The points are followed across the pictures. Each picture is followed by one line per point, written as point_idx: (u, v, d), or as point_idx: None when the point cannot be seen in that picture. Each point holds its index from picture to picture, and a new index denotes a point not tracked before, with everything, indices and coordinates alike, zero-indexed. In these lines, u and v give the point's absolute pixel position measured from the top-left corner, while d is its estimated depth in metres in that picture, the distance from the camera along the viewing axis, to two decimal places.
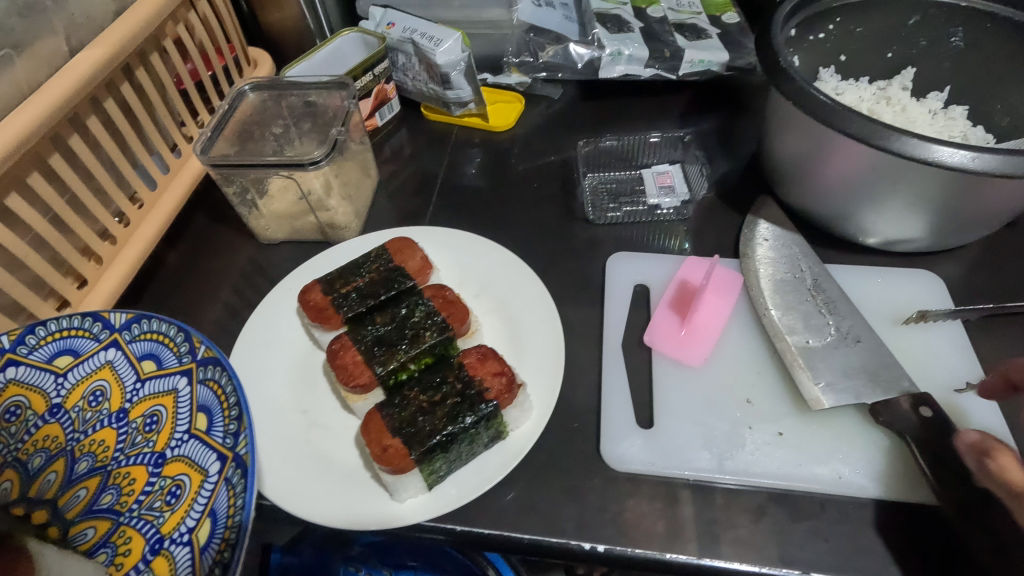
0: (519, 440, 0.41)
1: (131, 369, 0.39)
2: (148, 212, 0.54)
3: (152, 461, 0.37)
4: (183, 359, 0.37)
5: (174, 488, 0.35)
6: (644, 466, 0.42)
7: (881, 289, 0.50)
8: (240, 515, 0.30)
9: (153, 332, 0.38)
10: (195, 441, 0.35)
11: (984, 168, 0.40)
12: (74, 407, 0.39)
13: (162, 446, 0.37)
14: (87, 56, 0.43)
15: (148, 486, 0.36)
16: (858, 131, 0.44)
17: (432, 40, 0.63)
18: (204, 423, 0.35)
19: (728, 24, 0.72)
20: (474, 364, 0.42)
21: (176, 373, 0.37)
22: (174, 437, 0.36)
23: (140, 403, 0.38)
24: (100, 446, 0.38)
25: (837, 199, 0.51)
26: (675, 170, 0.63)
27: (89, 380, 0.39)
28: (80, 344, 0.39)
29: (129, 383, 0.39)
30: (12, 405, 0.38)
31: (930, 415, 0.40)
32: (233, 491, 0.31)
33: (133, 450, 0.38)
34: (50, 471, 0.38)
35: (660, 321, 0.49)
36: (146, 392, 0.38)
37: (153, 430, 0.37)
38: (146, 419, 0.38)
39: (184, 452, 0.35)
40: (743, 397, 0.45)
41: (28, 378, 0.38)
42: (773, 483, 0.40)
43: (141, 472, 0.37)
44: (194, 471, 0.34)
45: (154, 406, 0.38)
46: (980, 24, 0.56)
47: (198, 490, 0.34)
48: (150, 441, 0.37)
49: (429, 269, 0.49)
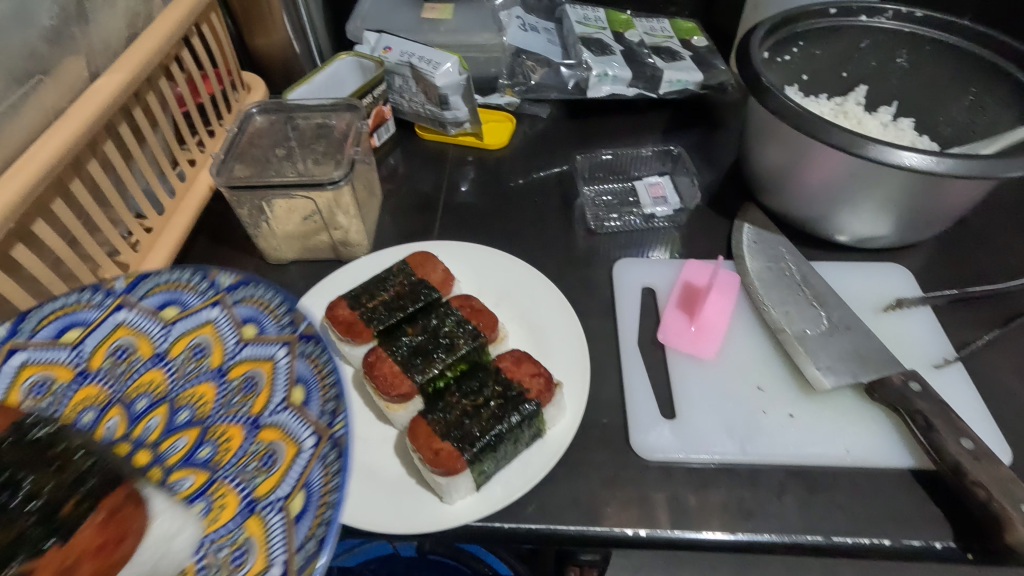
0: (557, 437, 0.44)
1: (232, 330, 0.36)
2: (157, 237, 0.53)
3: (247, 423, 0.34)
4: (282, 330, 0.35)
5: (269, 453, 0.32)
6: (673, 454, 0.45)
7: (860, 281, 0.56)
8: (336, 494, 0.27)
9: (255, 298, 0.35)
10: (291, 412, 0.32)
11: (947, 170, 0.46)
12: (177, 357, 0.36)
13: (258, 411, 0.34)
14: (110, 81, 0.43)
15: (244, 447, 0.33)
16: (838, 141, 0.49)
17: (430, 64, 0.65)
18: (301, 395, 0.32)
19: (698, 47, 0.78)
20: (510, 367, 0.44)
21: (275, 342, 0.35)
22: (271, 404, 0.33)
23: (240, 364, 0.36)
24: (200, 400, 0.36)
25: (816, 203, 0.57)
26: (666, 181, 0.69)
27: (192, 334, 0.36)
28: (187, 297, 0.36)
29: (230, 344, 0.36)
30: (120, 346, 0.36)
31: (918, 388, 0.45)
32: (327, 468, 0.28)
33: (230, 409, 0.35)
34: (154, 416, 0.36)
35: (670, 320, 0.53)
36: (246, 355, 0.35)
37: (251, 393, 0.34)
38: (246, 382, 0.35)
39: (280, 420, 0.32)
40: (755, 384, 0.49)
41: (136, 324, 0.36)
42: (789, 460, 0.44)
43: (237, 432, 0.34)
44: (288, 440, 0.31)
45: (254, 370, 0.35)
46: (921, 48, 0.64)
47: (294, 461, 0.30)
48: (247, 403, 0.34)
49: (451, 281, 0.51)
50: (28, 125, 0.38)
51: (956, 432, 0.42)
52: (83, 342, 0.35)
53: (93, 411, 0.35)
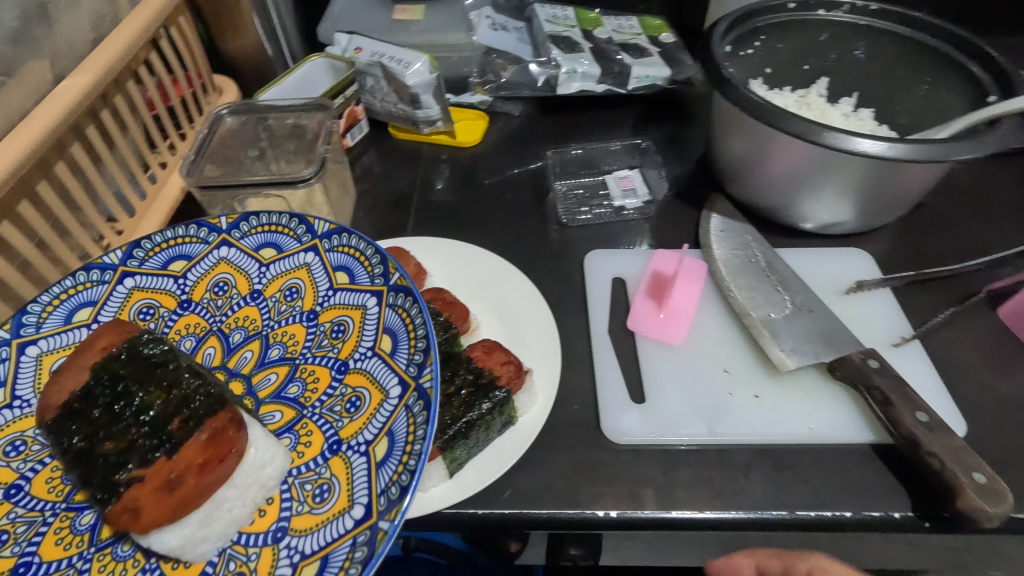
0: (528, 424, 0.45)
1: (325, 276, 0.41)
2: (128, 238, 0.53)
3: (335, 366, 0.39)
4: (374, 281, 0.39)
5: (355, 398, 0.36)
6: (643, 437, 0.46)
7: (823, 266, 0.57)
8: (420, 444, 0.30)
9: (348, 247, 0.40)
10: (377, 360, 0.36)
11: (898, 155, 0.48)
12: (272, 296, 0.43)
13: (346, 355, 0.38)
14: (76, 82, 0.43)
15: (331, 388, 0.38)
16: (795, 129, 0.50)
17: (401, 63, 0.66)
18: (388, 345, 0.36)
19: (666, 43, 0.80)
20: (481, 356, 0.45)
21: (365, 292, 0.39)
22: (358, 351, 0.38)
23: (331, 309, 0.41)
24: (291, 338, 0.42)
25: (779, 190, 0.58)
26: (635, 174, 0.69)
27: (287, 276, 0.43)
28: (285, 240, 0.43)
29: (323, 288, 0.42)
30: (222, 281, 0.44)
31: (876, 365, 0.47)
32: (412, 419, 0.32)
33: (319, 351, 0.40)
34: (248, 349, 0.42)
35: (639, 307, 0.54)
36: (337, 301, 0.40)
37: (340, 337, 0.39)
38: (334, 326, 0.40)
39: (366, 367, 0.37)
40: (721, 366, 0.50)
41: (237, 260, 0.44)
42: (755, 439, 0.45)
43: (325, 373, 0.39)
44: (374, 388, 0.35)
45: (342, 316, 0.40)
46: (877, 39, 0.66)
47: (379, 407, 0.35)
48: (336, 346, 0.39)
49: (424, 275, 0.52)
50: None
51: (911, 406, 0.43)
52: (186, 274, 0.44)
53: (193, 339, 0.43)
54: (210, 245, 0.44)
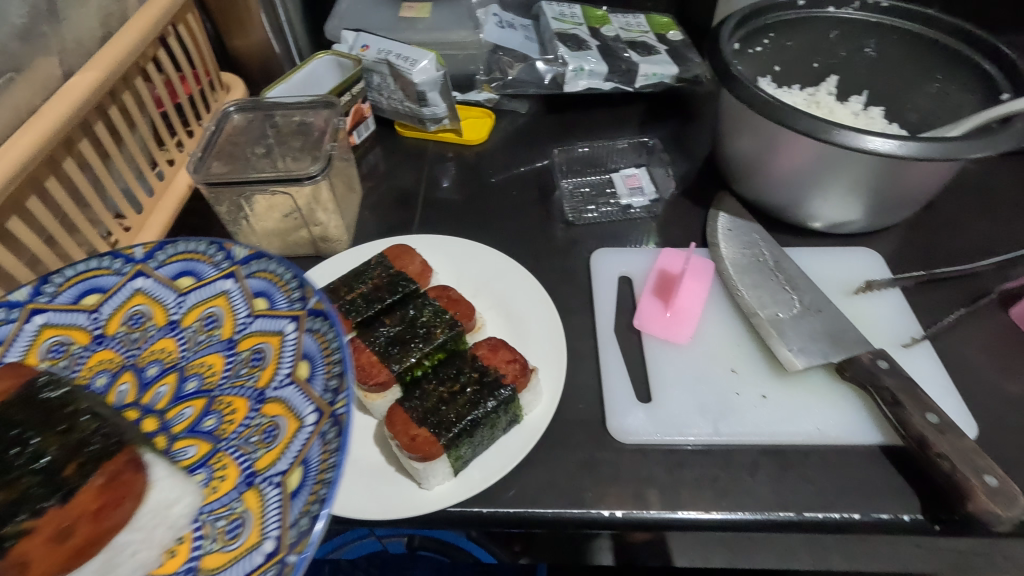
0: (534, 422, 0.44)
1: (244, 303, 0.37)
2: (136, 235, 0.53)
3: (253, 396, 0.34)
4: (293, 305, 0.35)
5: (272, 427, 0.32)
6: (649, 436, 0.45)
7: (832, 265, 0.57)
8: (333, 472, 0.27)
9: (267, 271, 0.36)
10: (295, 386, 0.33)
11: (909, 153, 0.47)
12: (190, 326, 0.38)
13: (264, 383, 0.34)
14: (84, 79, 0.43)
15: (247, 419, 0.34)
16: (804, 127, 0.50)
17: (408, 61, 0.66)
18: (306, 371, 0.32)
19: (673, 41, 0.79)
20: (487, 355, 0.45)
21: (284, 316, 0.35)
22: (277, 377, 0.34)
23: (249, 337, 0.36)
24: (208, 369, 0.37)
25: (788, 189, 0.58)
26: (643, 172, 0.68)
27: (205, 304, 0.38)
28: (202, 267, 0.38)
29: (242, 315, 0.37)
30: (137, 313, 0.38)
31: (886, 365, 0.46)
32: (326, 445, 0.29)
33: (236, 381, 0.35)
34: (163, 383, 0.37)
35: (646, 306, 0.53)
36: (256, 328, 0.36)
37: (259, 365, 0.35)
38: (254, 354, 0.36)
39: (285, 395, 0.33)
40: (729, 366, 0.50)
41: (153, 291, 0.38)
42: (762, 439, 0.45)
43: (242, 404, 0.34)
44: (291, 415, 0.32)
45: (262, 343, 0.35)
46: (888, 37, 0.66)
47: (296, 437, 0.31)
48: (255, 374, 0.35)
49: (429, 273, 0.52)
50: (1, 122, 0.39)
51: (921, 407, 0.43)
52: (100, 308, 0.37)
53: (105, 376, 0.37)
54: (125, 276, 0.38)
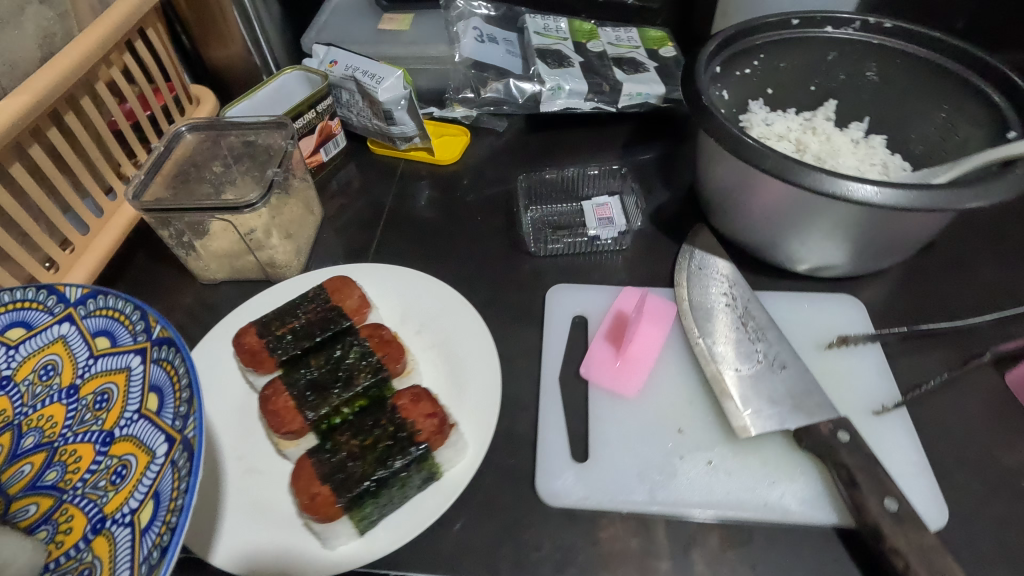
0: (454, 479, 0.41)
1: (84, 345, 0.38)
2: (79, 256, 0.53)
3: (100, 439, 0.36)
4: (137, 338, 0.36)
5: (120, 467, 0.34)
6: (578, 501, 0.42)
7: (806, 315, 0.52)
8: (182, 499, 0.28)
9: (106, 309, 0.37)
10: (145, 421, 0.34)
11: (886, 203, 0.42)
12: (25, 380, 0.38)
13: (111, 425, 0.36)
14: (10, 106, 0.43)
15: (94, 464, 0.35)
16: (772, 167, 0.45)
17: (374, 78, 0.64)
18: (155, 404, 0.34)
19: (665, 57, 0.75)
20: (407, 406, 0.42)
21: (130, 351, 0.36)
22: (124, 417, 0.35)
23: (92, 380, 0.38)
24: (49, 421, 0.38)
25: (764, 228, 0.53)
26: (614, 202, 0.64)
27: (41, 354, 0.38)
28: (34, 315, 0.38)
29: (83, 359, 0.38)
30: None
31: (847, 439, 0.42)
32: (177, 474, 0.30)
33: (82, 427, 0.37)
34: None
35: (596, 352, 0.50)
36: (99, 368, 0.37)
37: (104, 408, 0.37)
38: (97, 397, 0.37)
39: (133, 432, 0.34)
40: (675, 427, 0.46)
41: None
42: (702, 511, 0.41)
43: (87, 450, 0.36)
44: (141, 451, 0.33)
45: (106, 384, 0.37)
46: (891, 60, 0.60)
47: (146, 471, 0.32)
48: (99, 418, 0.37)
49: (367, 309, 0.49)
50: None
51: (880, 490, 0.38)
52: None
53: None
54: None
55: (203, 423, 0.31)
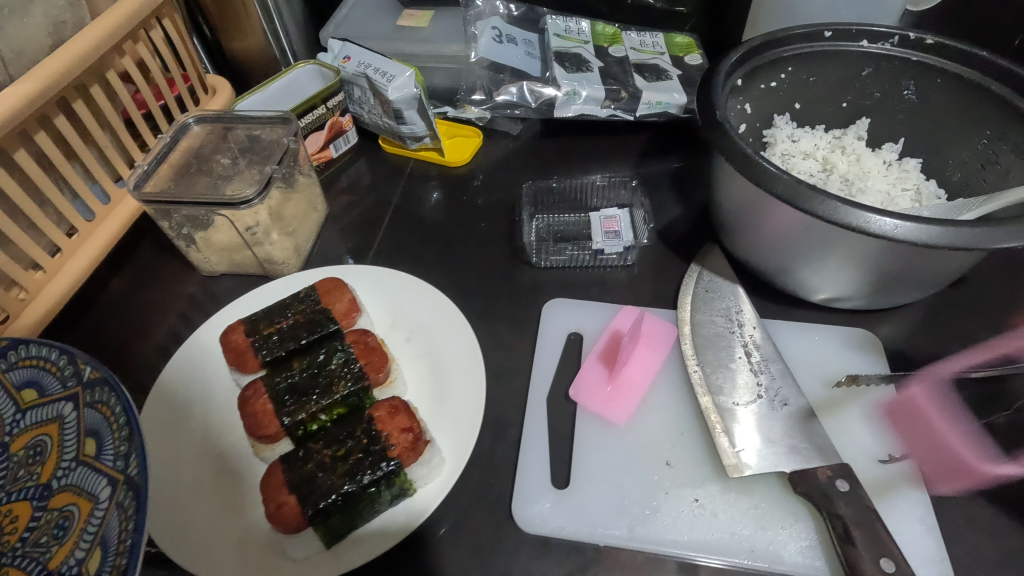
0: (423, 500, 0.39)
1: (11, 401, 0.38)
2: (82, 242, 0.53)
3: (36, 494, 0.34)
4: (65, 386, 0.36)
5: (61, 519, 0.33)
6: (554, 530, 0.40)
7: (817, 349, 0.49)
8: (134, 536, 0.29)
9: (33, 360, 0.37)
10: (81, 468, 0.34)
11: (907, 238, 0.39)
12: None
13: (47, 477, 0.35)
14: (15, 92, 0.43)
15: (30, 522, 0.33)
16: (784, 192, 0.42)
17: (385, 76, 0.63)
18: (91, 448, 0.34)
19: (690, 65, 0.72)
20: (383, 418, 0.41)
21: (59, 400, 0.36)
22: (60, 467, 0.34)
23: (22, 436, 0.37)
24: None
25: (777, 254, 0.50)
26: (624, 214, 0.61)
27: None
28: None
29: (13, 415, 0.38)
30: None
31: (846, 489, 0.39)
32: (123, 515, 0.30)
33: (17, 486, 0.35)
34: None
35: (587, 373, 0.48)
36: (29, 422, 0.37)
37: (38, 461, 0.35)
38: (31, 450, 0.36)
39: (71, 480, 0.34)
40: (663, 458, 0.43)
41: None
42: (683, 552, 0.39)
43: (25, 507, 0.34)
44: (81, 499, 0.33)
45: (39, 436, 0.36)
46: (931, 80, 0.56)
47: (87, 518, 0.32)
48: (34, 473, 0.35)
49: (355, 313, 0.49)
50: None
51: (876, 550, 0.36)
52: None
53: None
54: None
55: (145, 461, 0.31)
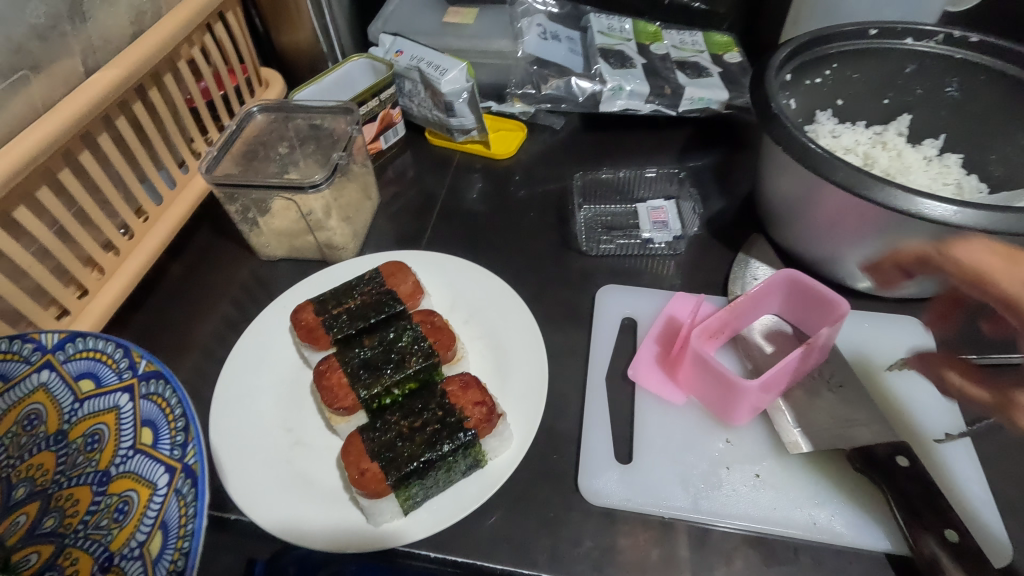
0: (499, 468, 0.42)
1: (66, 389, 0.36)
2: (152, 225, 0.55)
3: (96, 480, 0.34)
4: (122, 376, 0.34)
5: (122, 504, 0.32)
6: (620, 502, 0.42)
7: (869, 334, 0.50)
8: (193, 525, 0.28)
9: (88, 350, 0.35)
10: (139, 457, 0.32)
11: (966, 223, 0.40)
12: (6, 432, 0.35)
13: (105, 464, 0.34)
14: (105, 75, 0.45)
15: (94, 505, 0.33)
16: (844, 179, 0.44)
17: (438, 70, 0.65)
18: (149, 438, 0.32)
19: (730, 63, 0.73)
20: (457, 393, 0.43)
21: (116, 390, 0.35)
22: (118, 455, 0.33)
23: (79, 423, 0.35)
24: (38, 470, 0.35)
25: (827, 243, 0.51)
26: (670, 206, 0.63)
27: (23, 403, 0.35)
28: (8, 366, 0.35)
29: (67, 404, 0.36)
30: None
31: (907, 465, 0.40)
32: (183, 502, 0.29)
33: (76, 470, 0.34)
34: None
35: (644, 355, 0.50)
36: (84, 412, 0.35)
37: (96, 449, 0.34)
38: (87, 438, 0.35)
39: (130, 468, 0.33)
40: (722, 437, 0.45)
41: None
42: (748, 525, 0.40)
43: (85, 492, 0.34)
44: (142, 485, 0.32)
45: (97, 424, 0.35)
46: (976, 76, 0.57)
47: (148, 504, 0.31)
48: (93, 459, 0.34)
49: (420, 295, 0.50)
50: (14, 117, 0.41)
51: (939, 520, 0.37)
52: None
53: None
54: None
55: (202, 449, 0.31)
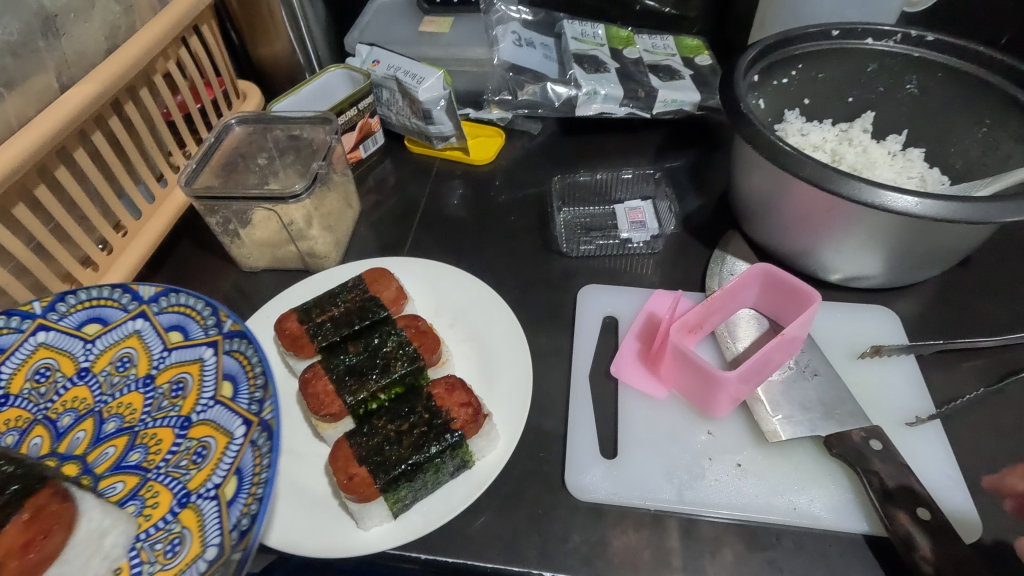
0: (485, 469, 0.42)
1: (156, 338, 0.40)
2: (132, 240, 0.55)
3: (178, 424, 0.38)
4: (209, 332, 0.39)
5: (200, 448, 0.36)
6: (607, 496, 0.42)
7: (840, 324, 0.52)
8: (266, 473, 0.31)
9: (178, 305, 0.40)
10: (220, 407, 0.36)
11: (926, 213, 0.42)
12: (102, 371, 0.40)
13: (187, 410, 0.38)
14: (80, 90, 0.45)
15: (175, 446, 0.37)
16: (811, 174, 0.45)
17: (414, 78, 0.65)
18: (229, 390, 0.36)
19: (701, 66, 0.75)
20: (442, 395, 0.43)
21: (201, 343, 0.39)
22: (199, 403, 0.37)
23: (167, 370, 0.40)
24: (128, 408, 0.39)
25: (798, 237, 0.53)
26: (647, 206, 0.65)
27: (118, 346, 0.40)
28: (110, 312, 0.40)
29: (157, 352, 0.40)
30: (43, 366, 0.39)
31: (879, 447, 0.42)
32: (259, 452, 0.32)
33: (159, 413, 0.39)
34: (79, 430, 0.39)
35: (626, 351, 0.51)
36: (172, 360, 0.40)
37: (179, 395, 0.38)
38: (172, 385, 0.39)
39: (209, 416, 0.36)
40: (704, 428, 0.46)
41: (58, 343, 0.40)
42: (731, 514, 0.41)
43: (167, 433, 0.38)
44: (220, 433, 0.35)
45: (180, 373, 0.39)
46: (932, 74, 0.59)
47: (225, 451, 0.35)
48: (177, 405, 0.38)
49: (403, 300, 0.51)
50: None
51: (911, 501, 0.39)
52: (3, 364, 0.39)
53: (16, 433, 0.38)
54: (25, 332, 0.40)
55: (277, 407, 0.34)
